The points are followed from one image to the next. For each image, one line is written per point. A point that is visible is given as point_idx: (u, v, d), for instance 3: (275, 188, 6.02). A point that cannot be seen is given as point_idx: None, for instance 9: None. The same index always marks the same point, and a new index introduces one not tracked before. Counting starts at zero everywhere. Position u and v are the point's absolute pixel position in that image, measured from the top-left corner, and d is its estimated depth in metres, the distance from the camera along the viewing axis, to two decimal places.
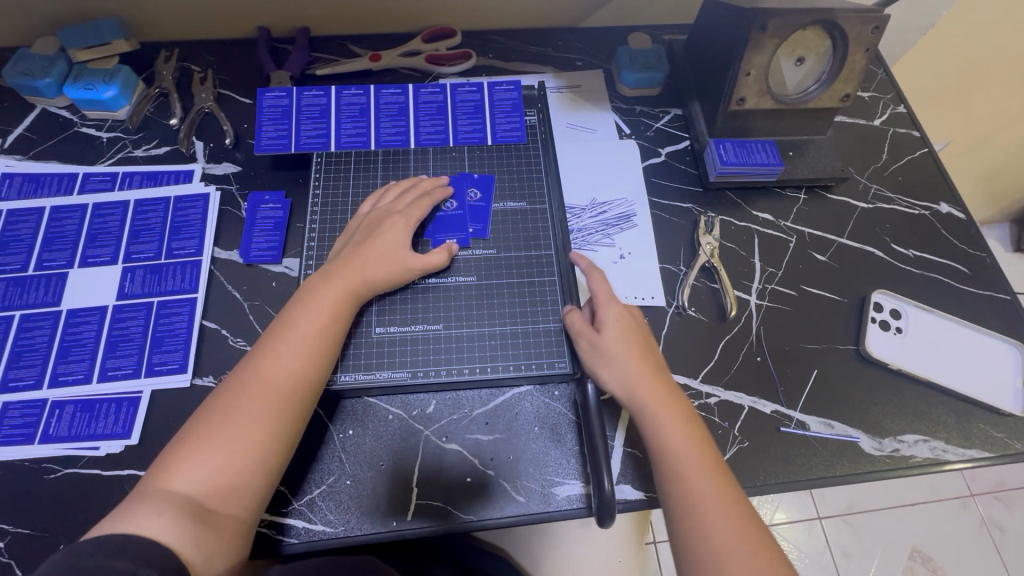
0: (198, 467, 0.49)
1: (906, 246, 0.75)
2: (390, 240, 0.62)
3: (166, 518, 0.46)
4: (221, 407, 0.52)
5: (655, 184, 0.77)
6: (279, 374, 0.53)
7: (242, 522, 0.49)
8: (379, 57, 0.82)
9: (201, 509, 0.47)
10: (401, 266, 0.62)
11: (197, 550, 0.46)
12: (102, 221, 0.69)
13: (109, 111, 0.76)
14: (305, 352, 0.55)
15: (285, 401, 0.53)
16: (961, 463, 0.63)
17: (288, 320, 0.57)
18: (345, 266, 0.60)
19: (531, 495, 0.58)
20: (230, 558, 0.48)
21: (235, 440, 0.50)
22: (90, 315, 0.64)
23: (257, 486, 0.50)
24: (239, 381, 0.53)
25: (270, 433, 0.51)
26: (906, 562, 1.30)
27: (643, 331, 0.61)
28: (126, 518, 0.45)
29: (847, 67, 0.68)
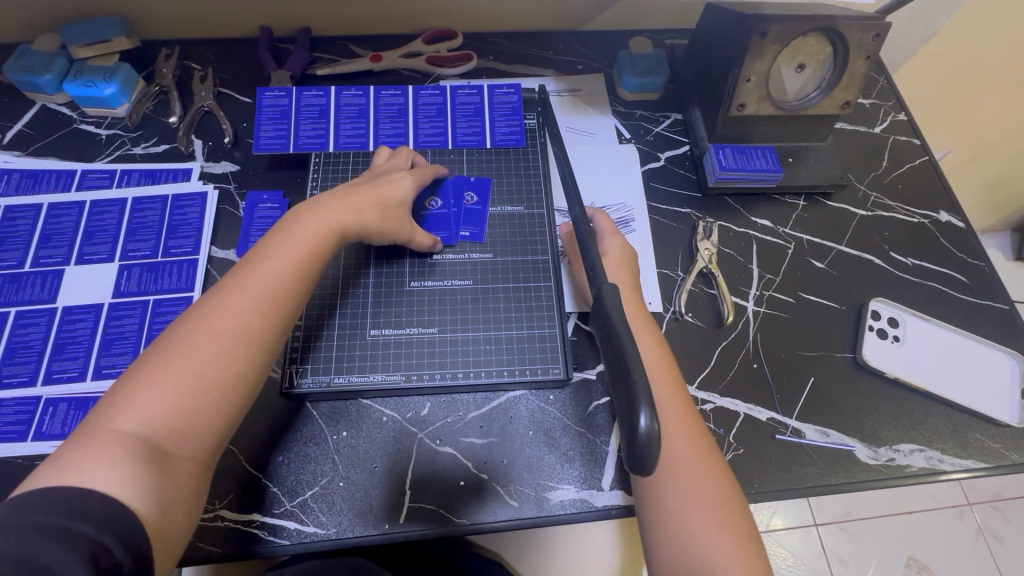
0: (153, 406, 0.44)
1: (905, 255, 0.75)
2: (378, 189, 0.61)
3: (121, 464, 0.41)
4: (178, 343, 0.47)
5: (654, 189, 0.77)
6: (245, 311, 0.49)
7: (200, 466, 0.46)
8: (380, 58, 0.82)
9: (158, 453, 0.43)
10: (380, 214, 0.60)
11: (158, 496, 0.42)
12: (100, 218, 0.69)
13: (108, 108, 0.76)
14: (273, 290, 0.51)
15: (253, 336, 0.49)
16: (957, 473, 0.62)
17: (256, 257, 0.52)
18: (322, 207, 0.57)
19: (525, 499, 0.58)
20: (190, 504, 0.45)
21: (196, 373, 0.46)
22: (86, 312, 0.64)
23: (219, 425, 0.47)
24: (199, 315, 0.48)
25: (236, 369, 0.48)
26: (902, 570, 1.29)
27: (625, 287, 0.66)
28: (73, 467, 0.40)
29: (848, 74, 0.68)
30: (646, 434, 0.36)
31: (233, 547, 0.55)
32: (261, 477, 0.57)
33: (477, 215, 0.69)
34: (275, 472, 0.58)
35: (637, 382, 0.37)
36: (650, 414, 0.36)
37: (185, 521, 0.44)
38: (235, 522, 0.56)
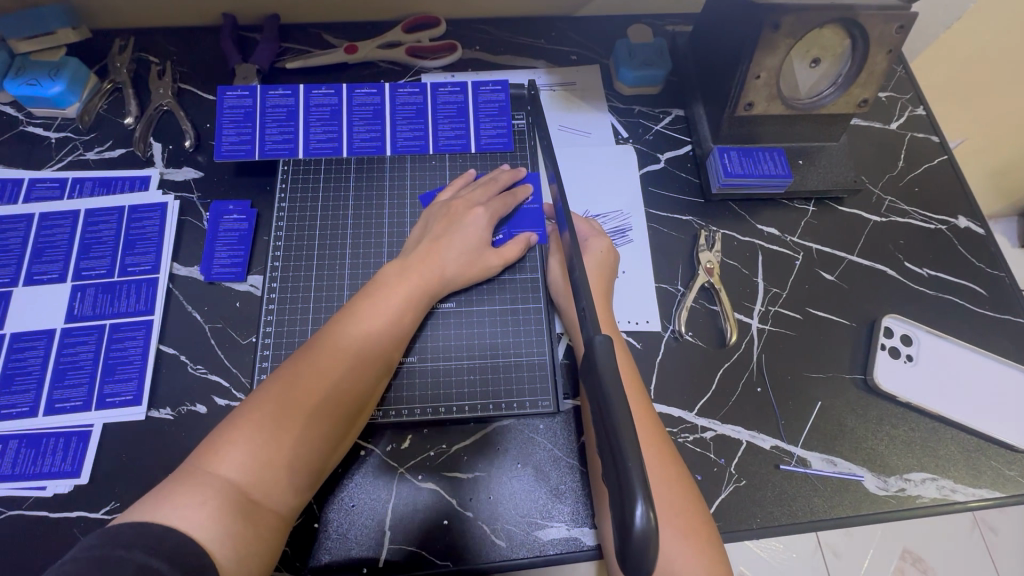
0: (246, 453, 0.46)
1: (920, 265, 0.70)
2: (470, 237, 0.59)
3: (209, 506, 0.43)
4: (277, 393, 0.49)
5: (653, 194, 0.71)
6: (339, 366, 0.51)
7: (279, 519, 0.47)
8: (356, 49, 0.75)
9: (246, 499, 0.45)
10: (472, 266, 0.60)
11: (237, 546, 0.43)
12: (50, 233, 0.63)
13: (57, 109, 0.69)
14: (367, 348, 0.53)
15: (347, 395, 0.51)
16: (970, 503, 0.59)
17: (354, 311, 0.54)
18: (418, 261, 0.58)
19: (513, 539, 0.55)
20: (265, 557, 0.46)
21: (291, 427, 0.48)
22: (36, 339, 0.59)
23: (304, 478, 0.49)
24: (297, 367, 0.51)
25: (326, 426, 0.50)
26: (897, 563, 1.28)
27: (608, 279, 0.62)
28: (168, 503, 0.43)
29: (867, 70, 0.62)
30: (645, 528, 0.31)
31: None
32: None
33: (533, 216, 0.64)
34: None
35: (631, 465, 0.32)
36: (647, 505, 0.31)
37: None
38: None
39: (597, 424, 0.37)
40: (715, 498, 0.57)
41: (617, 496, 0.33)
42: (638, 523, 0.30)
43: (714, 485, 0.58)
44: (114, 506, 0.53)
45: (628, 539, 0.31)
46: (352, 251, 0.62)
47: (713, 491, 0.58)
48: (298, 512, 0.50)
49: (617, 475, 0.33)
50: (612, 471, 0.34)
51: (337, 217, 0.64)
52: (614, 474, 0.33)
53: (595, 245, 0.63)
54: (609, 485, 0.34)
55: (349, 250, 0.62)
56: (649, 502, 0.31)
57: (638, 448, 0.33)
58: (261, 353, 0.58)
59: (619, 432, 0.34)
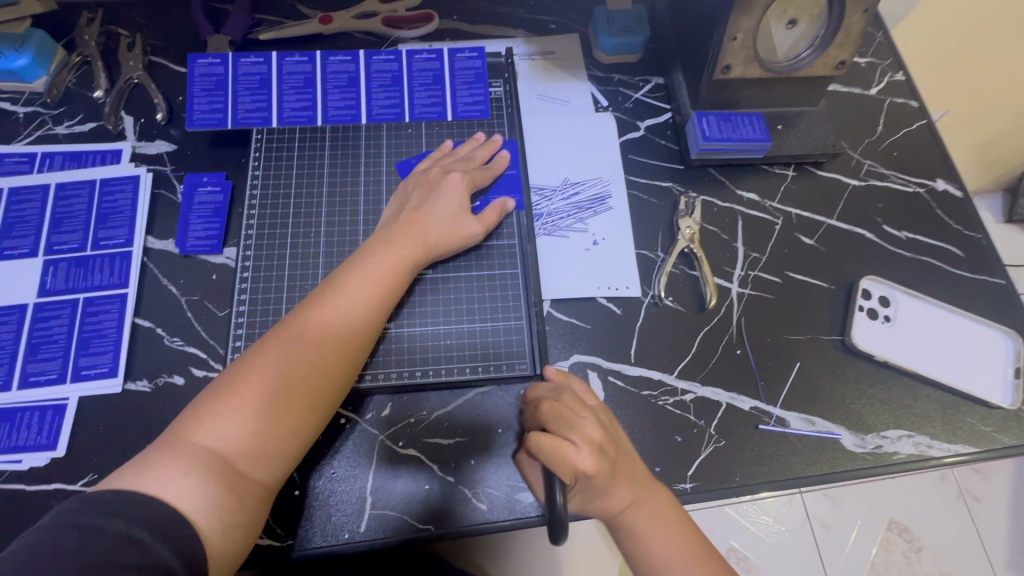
0: (233, 432, 0.46)
1: (899, 228, 0.70)
2: (453, 204, 0.59)
3: (193, 477, 0.43)
4: (262, 372, 0.48)
5: (633, 162, 0.71)
6: (325, 337, 0.51)
7: (261, 489, 0.47)
8: (330, 20, 0.74)
9: (231, 470, 0.45)
10: (456, 235, 0.59)
11: (218, 514, 0.43)
12: (20, 208, 0.62)
13: (23, 83, 0.67)
14: (352, 324, 0.52)
15: (332, 368, 0.51)
16: (945, 459, 0.60)
17: (337, 287, 0.53)
18: (403, 233, 0.57)
19: (494, 501, 0.55)
20: (250, 527, 0.45)
21: (275, 399, 0.48)
22: (8, 313, 0.58)
23: (288, 450, 0.48)
24: (282, 340, 0.50)
25: (312, 398, 0.49)
26: (882, 533, 1.30)
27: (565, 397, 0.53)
28: (150, 475, 0.43)
29: (844, 30, 0.61)
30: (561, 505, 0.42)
31: None
32: None
33: (512, 183, 0.65)
34: None
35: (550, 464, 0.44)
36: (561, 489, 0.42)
37: (243, 545, 0.45)
38: None
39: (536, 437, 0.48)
40: (694, 459, 0.58)
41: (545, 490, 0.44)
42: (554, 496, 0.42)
43: (694, 446, 0.58)
44: (92, 477, 0.53)
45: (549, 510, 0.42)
46: (328, 220, 0.62)
47: (693, 452, 0.58)
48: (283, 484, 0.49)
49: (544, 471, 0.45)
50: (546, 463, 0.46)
51: (313, 185, 0.63)
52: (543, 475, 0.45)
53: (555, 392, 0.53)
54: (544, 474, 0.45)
55: (324, 219, 0.62)
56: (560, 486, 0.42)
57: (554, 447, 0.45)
58: (235, 322, 0.57)
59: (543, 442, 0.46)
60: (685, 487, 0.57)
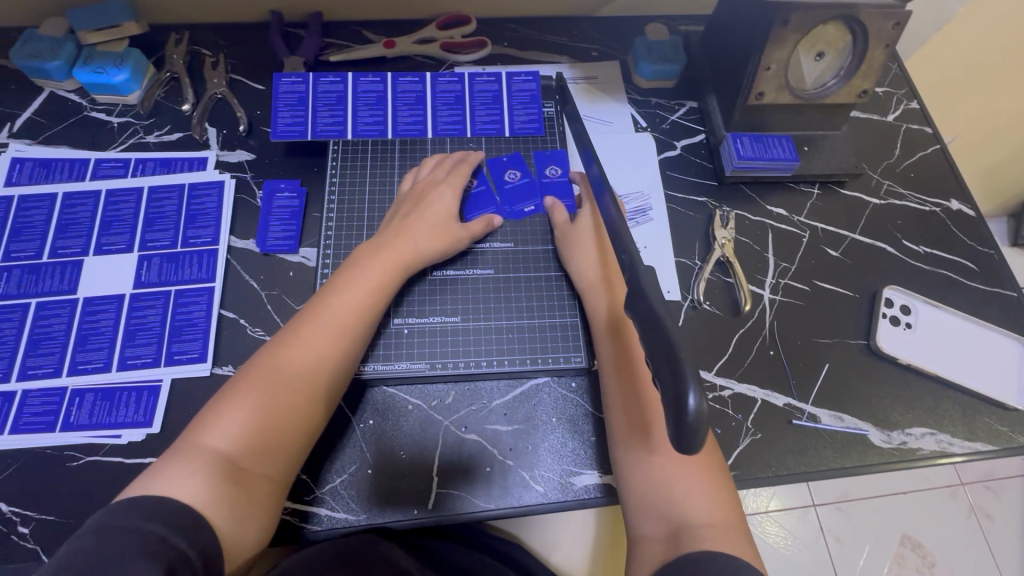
0: (235, 423, 0.50)
1: (917, 243, 0.76)
2: (438, 212, 0.65)
3: (199, 475, 0.47)
4: (264, 369, 0.53)
5: (672, 178, 0.77)
6: (317, 339, 0.55)
7: (270, 484, 0.50)
8: (393, 44, 0.81)
9: (236, 468, 0.48)
10: (445, 240, 0.64)
11: (226, 509, 0.46)
12: (116, 208, 0.68)
13: (119, 96, 0.74)
14: (344, 324, 0.57)
15: (327, 365, 0.55)
16: (965, 456, 0.64)
17: (331, 290, 0.58)
18: (391, 242, 0.62)
19: (549, 484, 0.59)
20: (261, 519, 0.49)
21: (277, 399, 0.52)
22: (108, 302, 0.64)
23: (291, 447, 0.52)
24: (279, 347, 0.55)
25: (312, 395, 0.53)
26: (896, 548, 1.32)
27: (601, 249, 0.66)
28: (159, 477, 0.46)
29: (867, 63, 0.68)
30: (697, 414, 0.33)
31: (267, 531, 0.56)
32: None
33: (564, 193, 0.71)
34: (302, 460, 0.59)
35: (684, 358, 0.35)
36: (700, 394, 0.33)
37: (254, 535, 0.48)
38: None
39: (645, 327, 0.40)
40: (733, 450, 0.63)
41: (670, 387, 0.35)
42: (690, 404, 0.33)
43: (733, 437, 0.63)
44: None
45: (682, 422, 0.33)
46: None
47: (732, 443, 0.63)
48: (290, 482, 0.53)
49: (670, 368, 0.35)
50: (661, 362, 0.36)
51: (384, 192, 0.69)
52: (668, 372, 0.35)
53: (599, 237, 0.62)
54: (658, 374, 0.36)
55: None
56: (702, 391, 0.32)
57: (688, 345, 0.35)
58: None
59: (670, 336, 0.36)
60: None
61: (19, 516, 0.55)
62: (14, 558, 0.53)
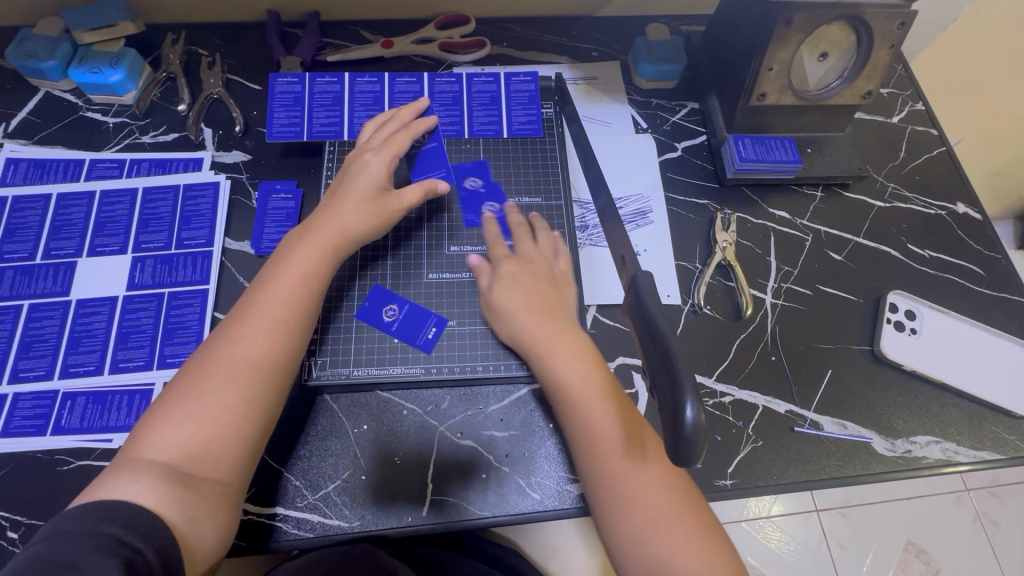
0: (175, 431, 0.48)
1: (922, 247, 0.74)
2: (365, 184, 0.60)
3: (142, 483, 0.45)
4: (194, 376, 0.50)
5: (672, 180, 0.76)
6: (247, 335, 0.52)
7: (224, 486, 0.48)
8: (391, 44, 0.80)
9: (180, 473, 0.46)
10: (377, 216, 0.60)
11: (175, 512, 0.44)
12: (111, 209, 0.68)
13: (115, 96, 0.74)
14: (276, 316, 0.53)
15: (262, 361, 0.52)
16: (971, 465, 0.63)
17: (262, 283, 0.55)
18: (318, 224, 0.58)
19: (546, 492, 0.58)
20: (219, 519, 0.47)
21: (211, 403, 0.49)
22: (100, 305, 0.63)
23: (237, 449, 0.49)
24: (210, 350, 0.52)
25: (250, 394, 0.50)
26: (900, 555, 1.31)
27: (538, 278, 0.60)
28: (104, 485, 0.45)
29: (871, 63, 0.67)
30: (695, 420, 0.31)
31: (259, 539, 0.55)
32: (280, 470, 0.57)
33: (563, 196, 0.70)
34: (296, 466, 0.58)
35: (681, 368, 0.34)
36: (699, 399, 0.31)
37: (212, 536, 0.47)
38: (258, 515, 0.56)
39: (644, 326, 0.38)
40: (734, 457, 0.61)
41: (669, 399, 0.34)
42: (688, 417, 0.32)
43: (733, 445, 0.62)
44: None
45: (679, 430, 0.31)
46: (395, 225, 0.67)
47: (732, 451, 0.62)
48: (247, 481, 0.51)
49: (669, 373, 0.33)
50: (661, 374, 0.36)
51: None
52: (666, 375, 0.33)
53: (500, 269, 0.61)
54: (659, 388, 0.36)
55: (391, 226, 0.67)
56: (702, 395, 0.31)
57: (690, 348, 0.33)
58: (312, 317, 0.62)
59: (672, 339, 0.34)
60: (725, 483, 0.60)
61: (7, 521, 0.54)
62: (2, 563, 0.53)
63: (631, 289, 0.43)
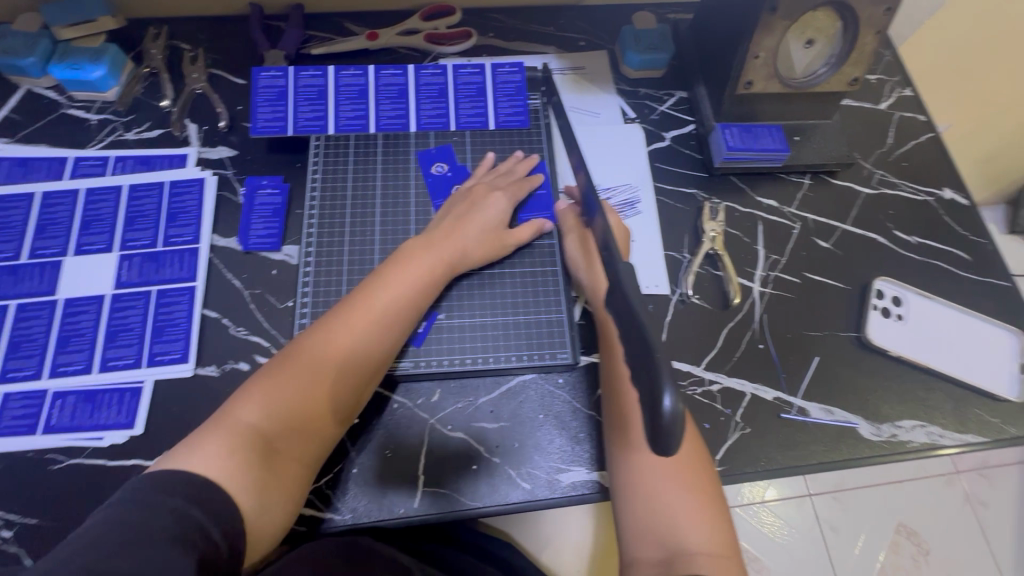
0: (268, 411, 0.52)
1: (909, 233, 0.75)
2: (488, 218, 0.65)
3: (235, 458, 0.49)
4: (302, 362, 0.55)
5: (660, 170, 0.76)
6: (352, 338, 0.56)
7: (300, 471, 0.53)
8: (377, 36, 0.79)
9: (268, 453, 0.51)
10: (492, 248, 0.64)
11: (250, 497, 0.48)
12: (95, 207, 0.67)
13: (97, 92, 0.73)
14: (379, 324, 0.57)
15: (357, 365, 0.56)
16: (957, 448, 0.64)
17: (372, 288, 0.59)
18: (438, 240, 0.62)
19: (537, 482, 0.59)
20: (287, 506, 0.51)
21: (304, 392, 0.53)
22: (88, 304, 0.63)
23: (317, 439, 0.54)
24: (314, 342, 0.56)
25: (335, 393, 0.55)
26: (891, 537, 1.33)
27: (496, 230, 0.65)
28: (193, 455, 0.48)
29: (857, 50, 0.66)
30: (672, 415, 0.32)
31: None
32: None
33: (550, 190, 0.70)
34: None
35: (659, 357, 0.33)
36: (675, 395, 0.32)
37: (280, 520, 0.50)
38: None
39: (624, 324, 0.39)
40: (722, 445, 0.62)
41: (647, 388, 0.34)
42: (667, 407, 0.32)
43: (721, 433, 0.63)
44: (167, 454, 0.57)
45: (657, 427, 0.32)
46: (381, 220, 0.67)
47: (720, 439, 0.62)
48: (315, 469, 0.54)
49: (646, 371, 0.34)
50: (640, 368, 0.35)
51: (366, 190, 0.68)
52: (644, 373, 0.34)
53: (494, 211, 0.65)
54: (637, 380, 0.35)
55: (377, 221, 0.67)
56: (677, 392, 0.31)
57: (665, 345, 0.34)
58: (299, 313, 0.63)
59: (648, 336, 0.35)
60: (714, 470, 0.61)
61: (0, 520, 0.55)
62: None
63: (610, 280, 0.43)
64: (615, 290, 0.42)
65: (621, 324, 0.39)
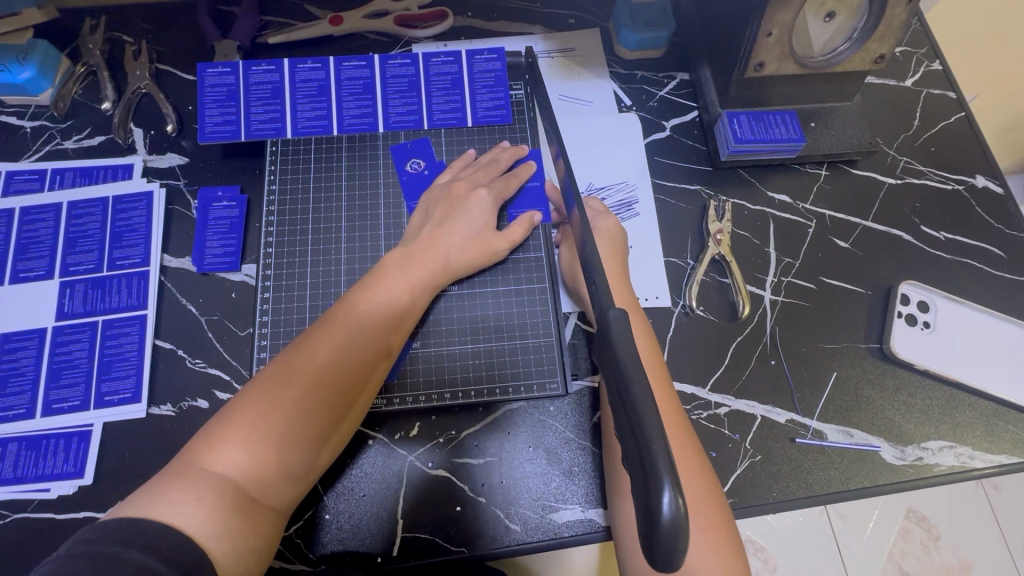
0: (243, 445, 0.43)
1: (937, 228, 0.67)
2: (474, 221, 0.57)
3: (206, 503, 0.40)
4: (269, 389, 0.46)
5: (660, 164, 0.68)
6: (340, 352, 0.49)
7: (276, 515, 0.45)
8: (340, 21, 0.71)
9: (245, 496, 0.42)
10: (480, 253, 0.58)
11: (226, 546, 0.40)
12: (33, 228, 0.61)
13: (29, 96, 0.65)
14: (371, 337, 0.51)
15: (347, 386, 0.48)
16: (988, 469, 0.58)
17: (356, 297, 0.52)
18: (425, 245, 0.56)
19: (527, 523, 0.54)
20: (262, 555, 0.43)
21: (287, 419, 0.45)
22: (28, 338, 0.57)
23: (298, 476, 0.46)
24: (295, 357, 0.48)
25: (322, 418, 0.47)
26: (901, 523, 1.18)
27: (486, 231, 0.58)
28: (159, 500, 0.40)
29: (885, 23, 0.58)
30: (672, 518, 0.28)
31: None
32: None
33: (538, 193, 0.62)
34: None
35: (654, 446, 0.30)
36: (675, 491, 0.28)
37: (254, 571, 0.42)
38: None
39: (614, 388, 0.35)
40: (730, 475, 0.57)
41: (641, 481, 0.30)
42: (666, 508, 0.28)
43: (730, 461, 0.57)
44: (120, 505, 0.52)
45: (654, 528, 0.29)
46: (347, 235, 0.60)
47: (728, 468, 0.57)
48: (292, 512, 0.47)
49: (641, 458, 0.30)
50: (634, 457, 0.31)
51: (331, 200, 0.61)
52: (637, 458, 0.31)
53: (476, 215, 0.58)
54: (631, 469, 0.32)
55: (343, 237, 0.60)
56: (677, 488, 0.28)
57: (661, 429, 0.30)
58: (258, 343, 0.56)
59: (641, 414, 0.31)
60: None
61: None
62: None
63: (600, 327, 0.37)
64: (603, 344, 0.37)
65: (611, 385, 0.35)
